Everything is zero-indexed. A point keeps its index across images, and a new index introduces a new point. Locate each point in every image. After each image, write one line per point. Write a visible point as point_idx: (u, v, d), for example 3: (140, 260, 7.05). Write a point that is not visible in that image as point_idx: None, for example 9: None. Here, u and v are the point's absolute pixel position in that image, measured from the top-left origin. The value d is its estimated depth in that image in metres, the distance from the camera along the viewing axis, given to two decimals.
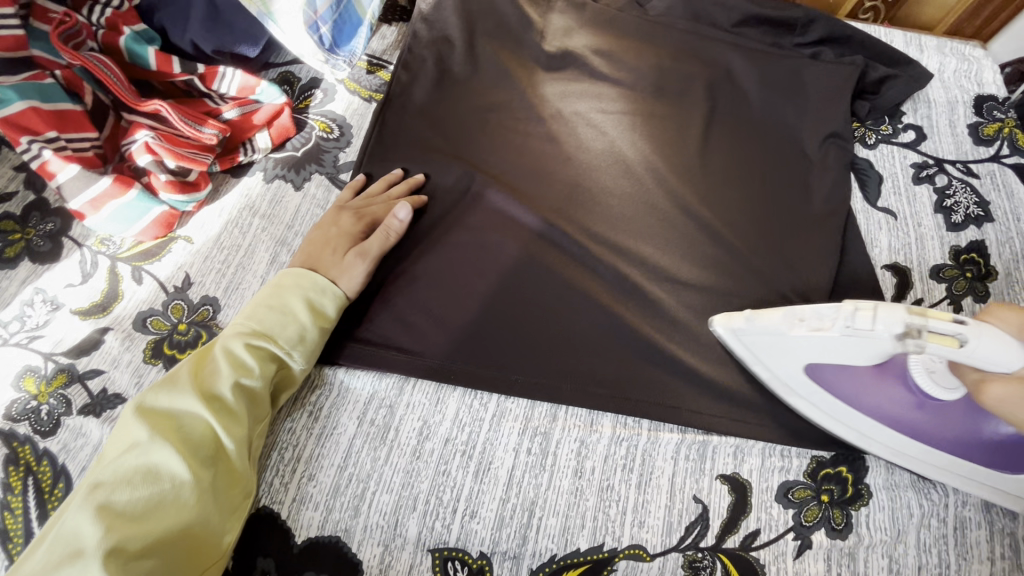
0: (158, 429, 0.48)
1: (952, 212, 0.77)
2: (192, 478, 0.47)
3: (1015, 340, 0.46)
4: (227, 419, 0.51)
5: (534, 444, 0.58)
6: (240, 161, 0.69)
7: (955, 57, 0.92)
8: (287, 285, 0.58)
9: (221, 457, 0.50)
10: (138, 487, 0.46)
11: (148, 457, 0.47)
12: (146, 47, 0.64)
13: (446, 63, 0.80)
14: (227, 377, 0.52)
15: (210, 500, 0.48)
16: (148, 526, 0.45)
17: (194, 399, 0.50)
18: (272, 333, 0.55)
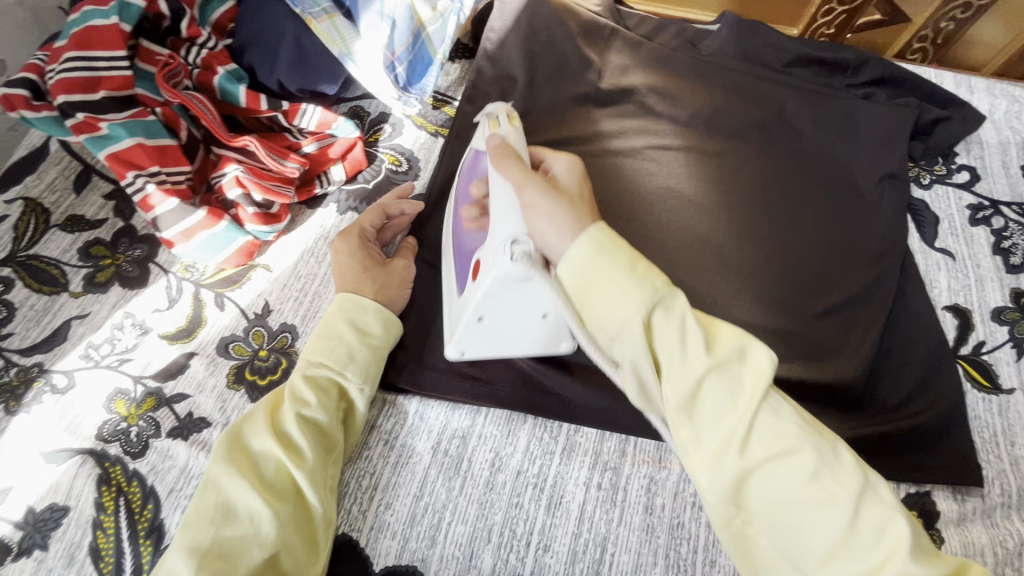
0: (234, 468, 0.50)
1: (1011, 254, 0.78)
2: (271, 516, 0.48)
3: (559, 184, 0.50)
4: (294, 451, 0.52)
5: (604, 478, 0.59)
6: (316, 193, 0.72)
7: (1007, 98, 0.94)
8: (331, 311, 0.60)
9: (295, 490, 0.52)
10: (221, 525, 0.48)
11: (229, 497, 0.49)
12: (237, 86, 0.68)
13: (509, 99, 0.83)
14: (289, 411, 0.53)
15: (291, 535, 0.49)
16: (235, 563, 0.46)
17: (261, 438, 0.52)
18: (342, 363, 0.57)
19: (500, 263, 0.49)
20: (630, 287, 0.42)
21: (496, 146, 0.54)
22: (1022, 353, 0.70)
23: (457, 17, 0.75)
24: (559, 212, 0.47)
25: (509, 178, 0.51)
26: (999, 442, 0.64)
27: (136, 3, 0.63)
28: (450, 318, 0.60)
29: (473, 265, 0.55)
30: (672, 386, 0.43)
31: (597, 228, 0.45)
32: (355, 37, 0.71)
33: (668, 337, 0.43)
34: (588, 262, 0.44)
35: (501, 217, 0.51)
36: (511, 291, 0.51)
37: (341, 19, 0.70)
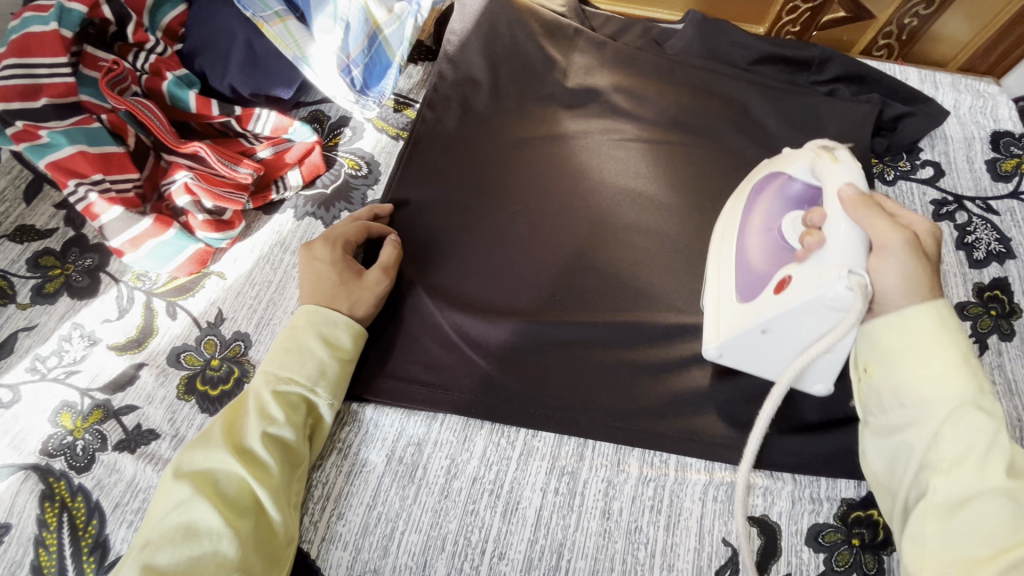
0: (197, 486, 0.49)
1: (974, 249, 0.78)
2: (231, 533, 0.47)
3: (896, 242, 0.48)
4: (259, 468, 0.51)
5: (561, 483, 0.58)
6: (273, 199, 0.71)
7: (971, 93, 0.94)
8: (298, 323, 0.58)
9: (257, 507, 0.50)
10: (179, 545, 0.46)
11: (190, 516, 0.48)
12: (187, 91, 0.67)
13: (471, 100, 0.82)
14: (255, 428, 0.52)
15: (252, 553, 0.48)
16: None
17: (224, 455, 0.50)
18: (311, 378, 0.56)
19: (827, 286, 0.47)
20: (958, 378, 0.45)
21: (851, 195, 0.50)
22: (984, 348, 0.70)
23: (414, 19, 0.75)
24: (914, 274, 0.47)
25: (867, 218, 0.49)
26: None
27: (77, 8, 0.62)
28: (714, 320, 0.60)
29: (774, 280, 0.54)
30: (948, 482, 0.44)
31: (941, 305, 0.48)
32: (309, 40, 0.70)
33: (962, 436, 0.44)
34: (926, 336, 0.47)
35: (834, 245, 0.49)
36: (820, 315, 0.50)
37: (294, 23, 0.69)
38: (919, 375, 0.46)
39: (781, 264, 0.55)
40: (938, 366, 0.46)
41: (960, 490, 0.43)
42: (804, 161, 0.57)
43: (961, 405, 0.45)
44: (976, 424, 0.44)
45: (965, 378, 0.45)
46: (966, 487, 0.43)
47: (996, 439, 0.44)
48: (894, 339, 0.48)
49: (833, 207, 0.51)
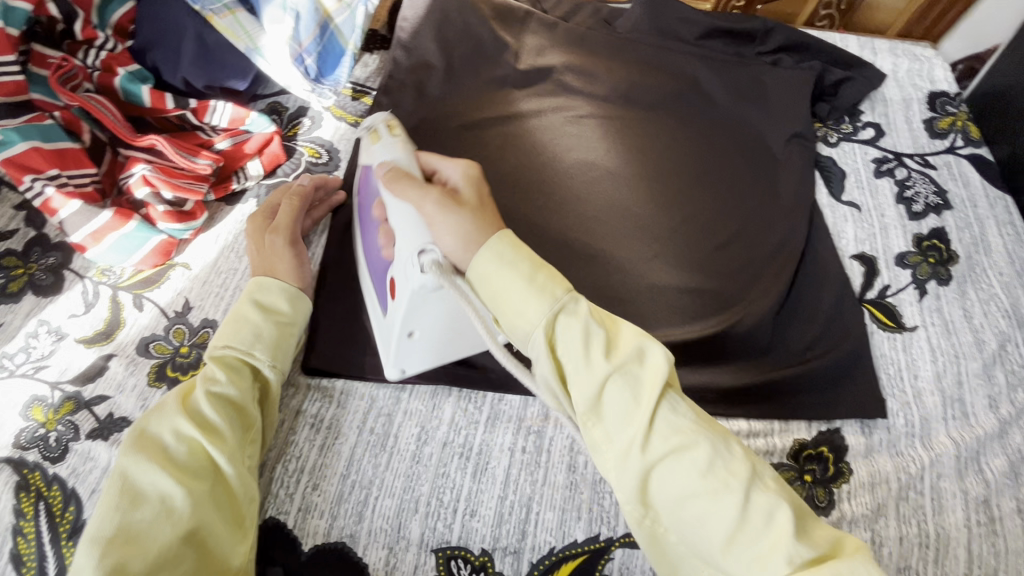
0: (144, 453, 0.49)
1: (913, 202, 0.82)
2: (184, 493, 0.47)
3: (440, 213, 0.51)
4: (208, 431, 0.52)
5: (528, 442, 0.61)
6: (234, 189, 0.72)
7: (908, 57, 0.99)
8: (236, 296, 0.60)
9: (210, 468, 0.51)
10: (130, 511, 0.46)
11: (139, 483, 0.48)
12: (140, 86, 0.68)
13: (427, 85, 0.84)
14: (198, 393, 0.53)
15: (209, 512, 0.48)
16: (144, 547, 0.45)
17: (171, 421, 0.51)
18: (250, 344, 0.57)
19: (411, 276, 0.51)
20: (530, 295, 0.47)
21: (392, 171, 0.55)
22: (924, 293, 0.74)
23: (364, 7, 0.77)
24: (463, 226, 0.50)
25: (407, 192, 0.53)
26: (903, 377, 0.67)
27: (22, 7, 0.62)
28: (385, 343, 0.62)
29: (389, 283, 0.57)
30: (580, 389, 0.46)
31: (499, 240, 0.49)
32: (260, 31, 0.71)
33: (570, 342, 0.46)
34: (499, 271, 0.48)
35: (405, 240, 0.52)
36: (430, 302, 0.53)
37: (244, 14, 0.71)
38: (510, 301, 0.47)
39: (387, 263, 0.58)
40: (517, 295, 0.47)
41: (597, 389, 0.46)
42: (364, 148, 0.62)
43: (540, 317, 0.46)
44: (569, 330, 0.47)
45: (536, 295, 0.47)
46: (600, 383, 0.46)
47: (591, 334, 0.47)
48: (488, 288, 0.48)
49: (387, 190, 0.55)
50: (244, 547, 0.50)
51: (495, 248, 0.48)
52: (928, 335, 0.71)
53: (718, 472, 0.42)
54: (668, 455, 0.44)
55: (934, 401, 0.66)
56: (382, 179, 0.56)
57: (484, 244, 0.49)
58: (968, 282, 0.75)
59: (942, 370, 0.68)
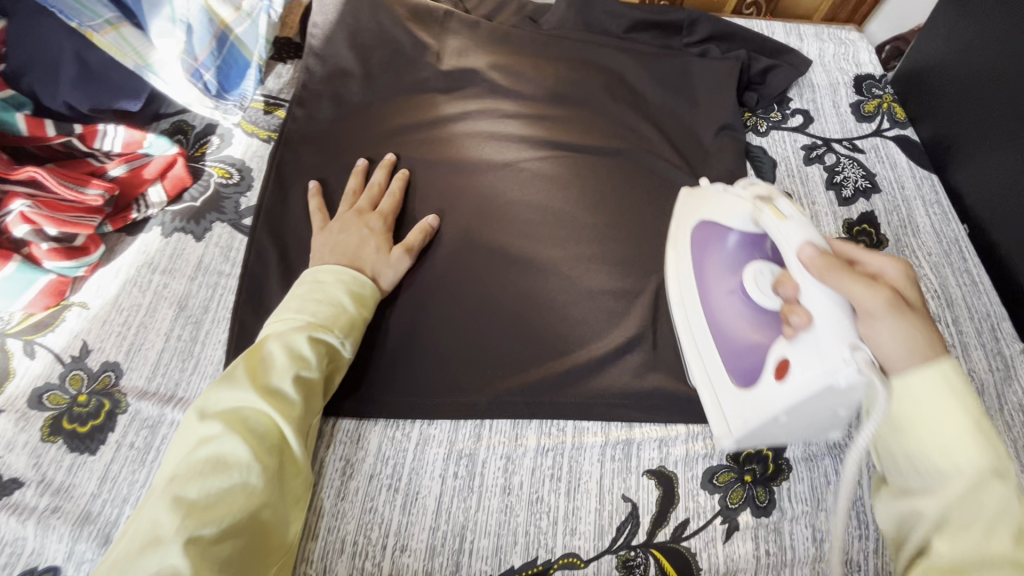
0: (228, 423, 0.49)
1: (843, 187, 0.82)
2: (260, 469, 0.48)
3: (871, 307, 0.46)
4: (288, 409, 0.52)
5: (460, 467, 0.58)
6: (134, 218, 0.67)
7: (833, 41, 0.99)
8: (326, 278, 0.60)
9: (283, 450, 0.51)
10: (208, 476, 0.46)
11: (218, 450, 0.48)
12: (15, 114, 0.63)
13: (344, 95, 0.80)
14: (284, 372, 0.52)
15: (275, 489, 0.49)
16: (221, 514, 0.45)
17: (245, 396, 0.51)
18: (343, 330, 0.57)
19: (835, 372, 0.45)
20: (974, 446, 0.44)
21: (813, 254, 0.49)
22: None
23: (266, 15, 0.73)
24: (911, 337, 0.46)
25: (840, 284, 0.47)
26: None
27: None
28: (718, 410, 0.58)
29: (772, 361, 0.53)
30: (957, 543, 0.43)
31: (946, 364, 0.45)
32: (149, 47, 0.66)
33: (985, 512, 0.43)
34: (931, 402, 0.45)
35: (824, 326, 0.47)
36: (842, 396, 0.48)
37: (129, 30, 0.65)
38: (937, 439, 0.45)
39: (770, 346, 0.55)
40: (949, 439, 0.44)
41: (951, 554, 0.43)
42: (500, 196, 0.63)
43: (969, 470, 0.43)
44: (988, 495, 0.43)
45: (969, 451, 0.44)
46: (968, 551, 0.42)
47: (1003, 508, 0.43)
48: (908, 402, 0.45)
49: (800, 274, 0.49)
50: (297, 525, 0.51)
51: (947, 376, 0.45)
52: None
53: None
54: None
55: None
56: (802, 267, 0.49)
57: (937, 365, 0.46)
58: None
59: None
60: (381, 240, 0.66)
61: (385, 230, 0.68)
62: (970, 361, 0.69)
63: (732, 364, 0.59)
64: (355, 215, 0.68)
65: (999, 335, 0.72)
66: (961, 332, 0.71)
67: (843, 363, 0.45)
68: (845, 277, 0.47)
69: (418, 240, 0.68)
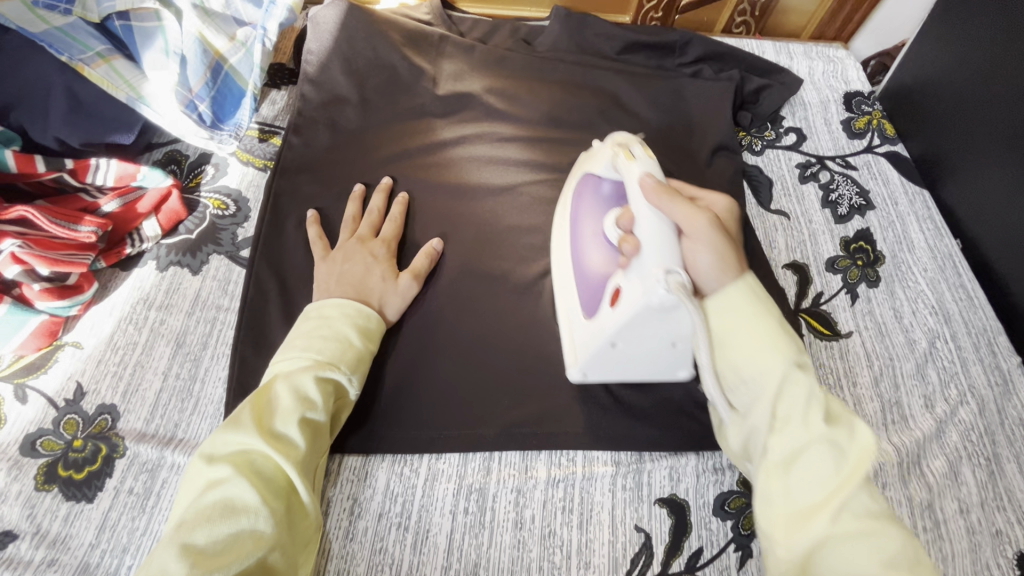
0: (237, 465, 0.47)
1: (838, 205, 0.83)
2: (269, 513, 0.47)
3: (697, 229, 0.51)
4: (295, 452, 0.50)
5: (470, 502, 0.57)
6: (128, 253, 0.66)
7: (822, 60, 1.01)
8: (333, 313, 0.58)
9: (292, 494, 0.50)
10: (217, 521, 0.45)
11: (226, 495, 0.46)
12: (3, 150, 0.62)
13: (340, 122, 0.79)
14: (292, 413, 0.51)
15: (285, 534, 0.47)
16: (229, 561, 0.43)
17: (252, 439, 0.49)
18: (351, 366, 0.56)
19: (651, 293, 0.49)
20: (777, 345, 0.48)
21: (652, 183, 0.53)
22: (855, 297, 0.75)
23: (261, 44, 0.71)
24: (721, 250, 0.51)
25: (673, 209, 0.51)
26: (842, 386, 0.68)
27: None
28: (572, 343, 0.61)
29: (609, 292, 0.56)
30: (783, 438, 0.46)
31: (749, 279, 0.51)
32: (142, 79, 0.65)
33: (794, 399, 0.47)
34: (745, 311, 0.50)
35: (650, 246, 0.50)
36: (657, 317, 0.52)
37: (121, 61, 0.64)
38: (751, 345, 0.49)
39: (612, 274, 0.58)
40: (759, 339, 0.48)
41: (788, 450, 0.46)
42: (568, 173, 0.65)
43: (780, 371, 0.47)
44: (802, 389, 0.47)
45: (780, 353, 0.48)
46: (799, 441, 0.46)
47: (815, 394, 0.46)
48: (726, 317, 0.50)
49: (639, 202, 0.53)
50: (305, 569, 0.50)
51: (749, 285, 0.51)
52: (863, 340, 0.71)
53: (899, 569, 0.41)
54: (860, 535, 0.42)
55: (875, 408, 0.67)
56: (639, 193, 0.54)
57: (740, 279, 0.51)
58: (896, 281, 0.77)
59: (879, 375, 0.69)
60: (386, 267, 0.66)
61: (388, 257, 0.67)
62: (971, 377, 0.70)
63: (581, 300, 0.61)
64: (358, 243, 0.67)
65: (996, 349, 0.72)
66: (961, 347, 0.72)
67: (654, 284, 0.49)
68: (670, 202, 0.52)
69: (424, 266, 0.68)
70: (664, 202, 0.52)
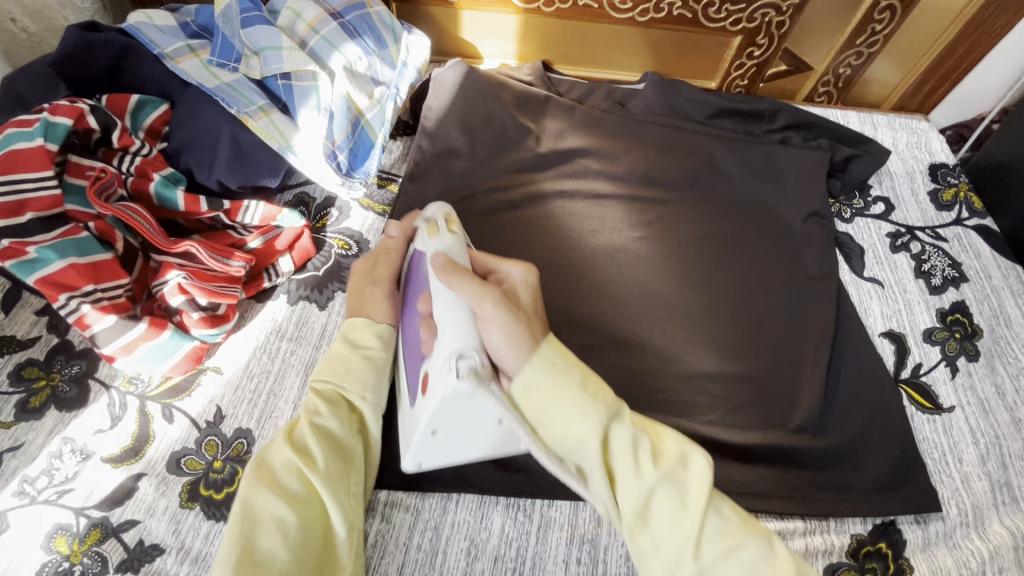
0: (256, 484, 0.51)
1: (931, 276, 0.84)
2: (293, 518, 0.49)
3: (489, 311, 0.52)
4: (310, 458, 0.53)
5: (583, 552, 0.58)
6: (265, 286, 0.71)
7: (906, 131, 1.03)
8: None
9: (319, 498, 0.52)
10: (251, 537, 0.48)
11: (251, 512, 0.49)
12: (175, 191, 0.67)
13: (451, 171, 0.85)
14: (301, 425, 0.54)
15: (312, 533, 0.50)
16: (263, 571, 0.47)
17: (271, 453, 0.53)
18: (343, 376, 0.58)
19: (444, 381, 0.48)
20: (585, 409, 0.49)
21: (442, 262, 0.55)
22: (955, 370, 0.75)
23: (394, 102, 0.79)
24: (512, 330, 0.51)
25: (462, 287, 0.53)
26: (947, 461, 0.68)
27: (63, 122, 0.62)
28: (404, 433, 0.57)
29: (422, 377, 0.54)
30: (628, 496, 0.49)
31: (547, 348, 0.52)
32: (294, 130, 0.71)
33: (622, 454, 0.49)
34: (547, 387, 0.50)
35: (449, 330, 0.51)
36: (461, 407, 0.50)
37: (278, 115, 0.71)
38: (564, 421, 0.50)
39: (423, 358, 0.55)
40: (571, 415, 0.49)
41: (638, 501, 0.49)
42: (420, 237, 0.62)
43: (591, 433, 0.49)
44: (621, 440, 0.50)
45: (589, 418, 0.49)
46: (645, 490, 0.49)
47: (637, 438, 0.50)
48: (543, 414, 0.50)
49: (436, 283, 0.55)
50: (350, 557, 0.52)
51: (546, 355, 0.51)
52: (966, 415, 0.71)
53: (762, 573, 0.46)
54: (729, 553, 0.47)
55: (982, 486, 0.66)
56: (432, 271, 0.56)
57: (533, 356, 0.51)
58: (996, 356, 0.77)
59: (985, 453, 0.68)
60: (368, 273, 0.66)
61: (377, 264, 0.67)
62: None
63: (405, 380, 0.59)
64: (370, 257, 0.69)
65: None
66: None
67: (454, 377, 0.48)
68: (461, 274, 0.54)
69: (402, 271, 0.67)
70: (452, 278, 0.54)
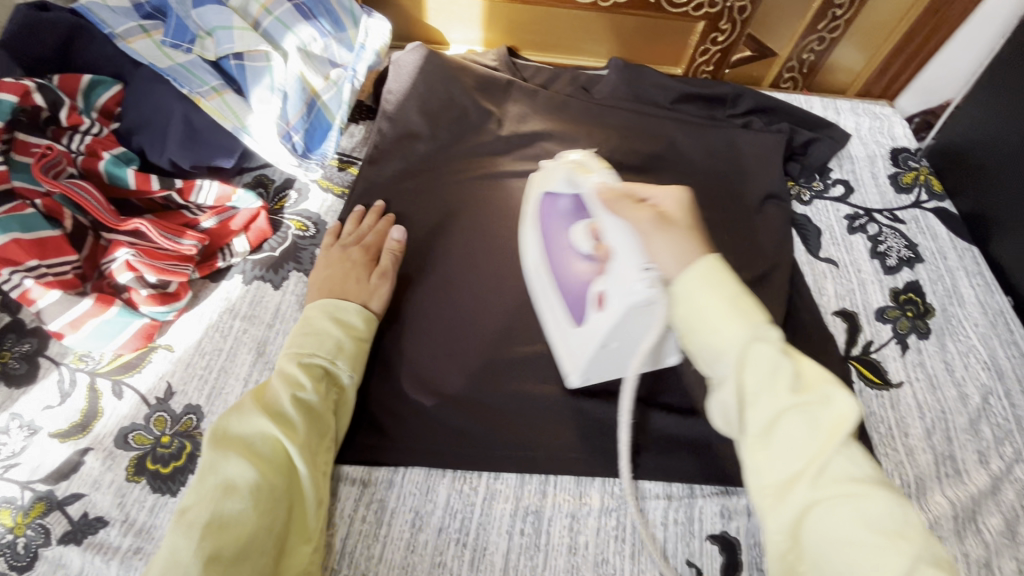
0: (235, 450, 0.51)
1: (887, 256, 0.85)
2: (268, 486, 0.50)
3: (647, 227, 0.53)
4: (290, 430, 0.54)
5: (527, 524, 0.59)
6: (219, 266, 0.72)
7: (869, 116, 1.04)
8: (314, 313, 0.63)
9: (292, 469, 0.54)
10: (221, 502, 0.48)
11: (227, 476, 0.50)
12: (125, 169, 0.68)
13: (411, 154, 0.85)
14: (284, 396, 0.55)
15: (281, 504, 0.51)
16: (234, 535, 0.47)
17: (251, 421, 0.53)
18: (333, 354, 0.60)
19: (631, 290, 0.50)
20: (733, 322, 0.48)
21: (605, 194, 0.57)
22: (906, 347, 0.76)
23: (350, 84, 0.79)
24: (676, 247, 0.53)
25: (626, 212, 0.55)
26: (894, 435, 0.68)
27: (7, 98, 0.63)
28: (567, 354, 0.63)
29: (593, 297, 0.57)
30: (758, 412, 0.46)
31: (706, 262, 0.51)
32: (248, 111, 0.72)
33: (761, 375, 0.46)
34: (706, 305, 0.49)
35: (627, 250, 0.52)
36: (641, 319, 0.52)
37: (231, 95, 0.71)
38: (718, 331, 0.48)
39: (591, 280, 0.58)
40: (724, 320, 0.48)
41: (762, 421, 0.46)
42: (561, 177, 0.65)
43: (743, 341, 0.48)
44: (773, 360, 0.46)
45: (743, 327, 0.48)
46: (772, 412, 0.45)
47: (785, 363, 0.47)
48: (691, 323, 0.50)
49: (603, 213, 0.56)
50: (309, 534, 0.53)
51: (702, 267, 0.51)
52: (914, 391, 0.72)
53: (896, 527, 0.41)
54: (850, 504, 0.42)
55: (926, 459, 0.67)
56: (598, 201, 0.57)
57: (695, 266, 0.51)
58: (947, 334, 0.78)
59: (931, 427, 0.69)
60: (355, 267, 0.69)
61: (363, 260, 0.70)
62: None
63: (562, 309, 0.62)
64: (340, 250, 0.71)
65: None
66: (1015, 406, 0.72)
67: (642, 287, 0.50)
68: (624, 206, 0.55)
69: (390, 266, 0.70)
70: (618, 209, 0.55)
